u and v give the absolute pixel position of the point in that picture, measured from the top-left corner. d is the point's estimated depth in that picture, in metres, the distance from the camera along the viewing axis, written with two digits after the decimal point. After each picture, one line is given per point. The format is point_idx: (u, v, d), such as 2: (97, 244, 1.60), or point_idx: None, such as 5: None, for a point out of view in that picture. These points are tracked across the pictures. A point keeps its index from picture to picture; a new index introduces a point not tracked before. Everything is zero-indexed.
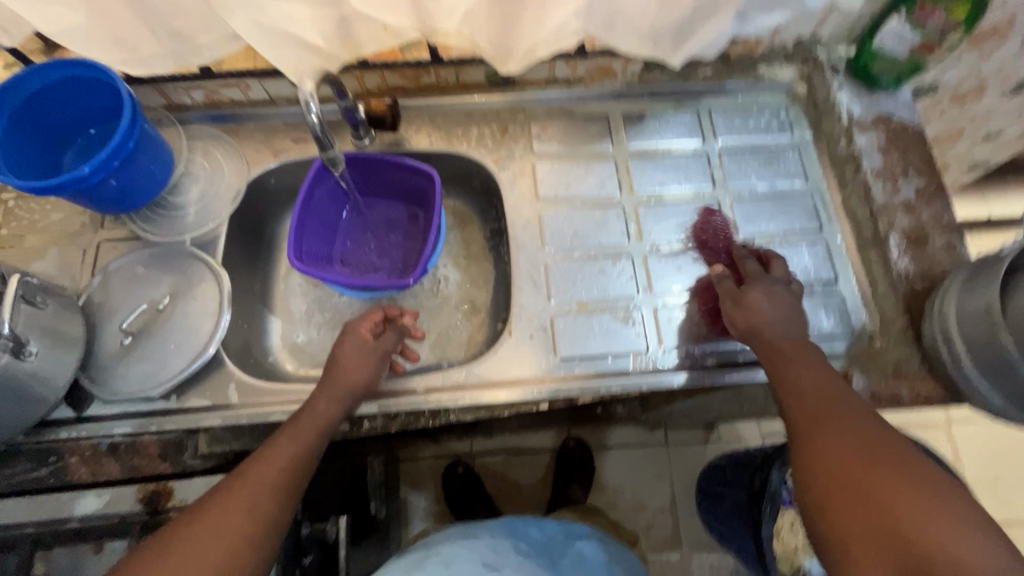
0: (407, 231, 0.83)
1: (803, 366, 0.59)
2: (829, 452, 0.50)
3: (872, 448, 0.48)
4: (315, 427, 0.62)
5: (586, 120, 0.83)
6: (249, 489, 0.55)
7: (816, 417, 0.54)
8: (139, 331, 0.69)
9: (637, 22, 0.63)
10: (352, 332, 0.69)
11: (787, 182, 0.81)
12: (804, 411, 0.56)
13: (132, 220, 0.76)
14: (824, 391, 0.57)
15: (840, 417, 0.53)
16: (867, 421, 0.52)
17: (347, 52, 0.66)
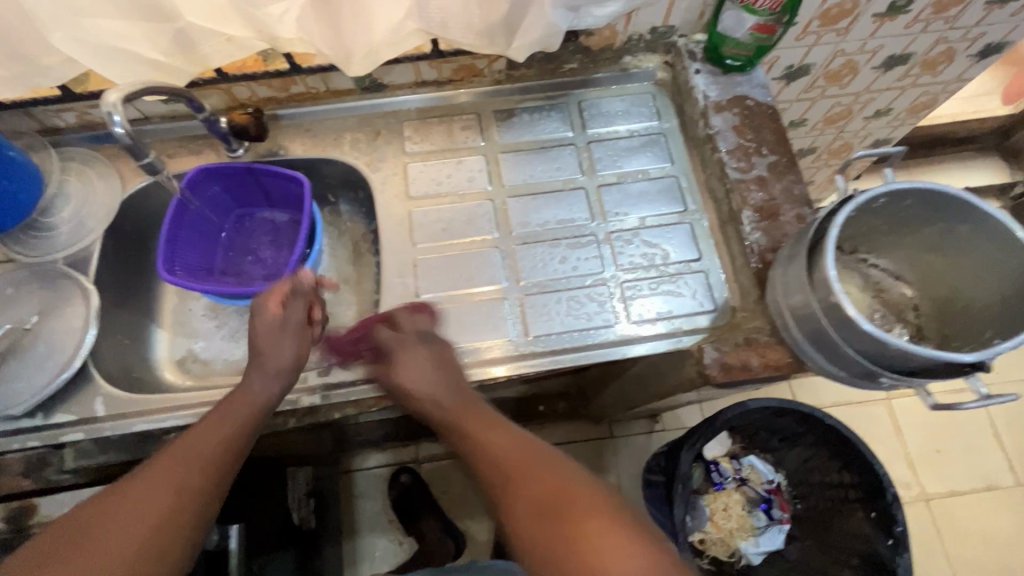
0: (286, 236, 0.85)
1: (499, 428, 0.59)
2: (525, 505, 0.51)
3: (558, 502, 0.51)
4: (250, 406, 0.61)
5: (459, 119, 0.85)
6: (170, 473, 0.54)
7: (507, 471, 0.54)
8: (6, 351, 0.70)
9: (467, 19, 0.65)
10: (259, 308, 0.66)
11: (653, 167, 0.83)
12: (505, 459, 0.56)
13: (6, 243, 0.77)
14: (520, 449, 0.56)
15: (521, 477, 0.53)
16: (536, 484, 0.52)
17: (192, 65, 0.68)
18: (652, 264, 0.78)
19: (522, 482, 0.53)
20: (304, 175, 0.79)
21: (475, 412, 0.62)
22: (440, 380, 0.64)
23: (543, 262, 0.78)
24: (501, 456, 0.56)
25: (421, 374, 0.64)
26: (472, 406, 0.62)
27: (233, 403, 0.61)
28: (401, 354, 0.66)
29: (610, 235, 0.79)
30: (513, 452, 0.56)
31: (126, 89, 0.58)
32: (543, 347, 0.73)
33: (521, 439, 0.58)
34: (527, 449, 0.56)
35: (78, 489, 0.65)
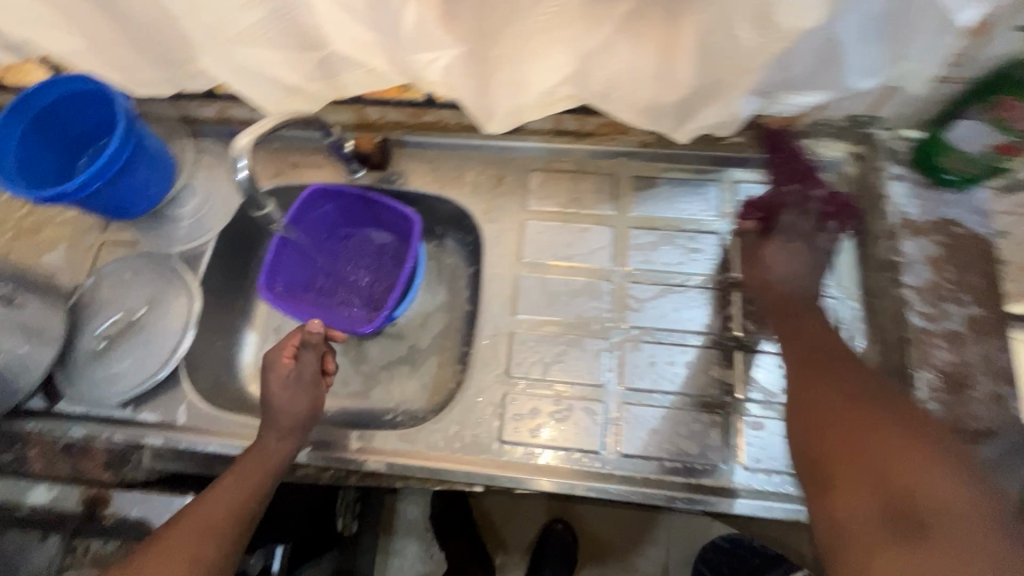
0: (386, 267, 0.81)
1: (806, 323, 0.62)
2: (875, 390, 0.53)
3: (876, 394, 0.53)
4: (264, 468, 0.59)
5: (592, 179, 0.76)
6: (178, 540, 0.53)
7: (806, 354, 0.59)
8: (113, 338, 0.73)
9: (635, 92, 0.55)
10: (273, 366, 0.64)
11: (810, 280, 0.69)
12: (812, 350, 0.59)
13: (134, 226, 0.80)
14: (833, 348, 0.59)
15: (850, 375, 0.56)
16: (856, 377, 0.56)
17: (329, 92, 0.64)
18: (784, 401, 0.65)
19: (846, 380, 0.55)
20: (417, 214, 0.74)
21: (799, 311, 0.63)
22: (799, 277, 0.64)
23: (652, 367, 0.67)
24: (834, 347, 0.59)
25: (783, 260, 0.65)
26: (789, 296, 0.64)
27: (248, 456, 0.60)
28: (761, 252, 0.66)
29: (741, 354, 0.67)
30: (827, 345, 0.59)
31: (257, 130, 0.55)
32: (634, 471, 0.63)
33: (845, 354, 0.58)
34: (841, 346, 0.59)
35: (147, 492, 0.66)
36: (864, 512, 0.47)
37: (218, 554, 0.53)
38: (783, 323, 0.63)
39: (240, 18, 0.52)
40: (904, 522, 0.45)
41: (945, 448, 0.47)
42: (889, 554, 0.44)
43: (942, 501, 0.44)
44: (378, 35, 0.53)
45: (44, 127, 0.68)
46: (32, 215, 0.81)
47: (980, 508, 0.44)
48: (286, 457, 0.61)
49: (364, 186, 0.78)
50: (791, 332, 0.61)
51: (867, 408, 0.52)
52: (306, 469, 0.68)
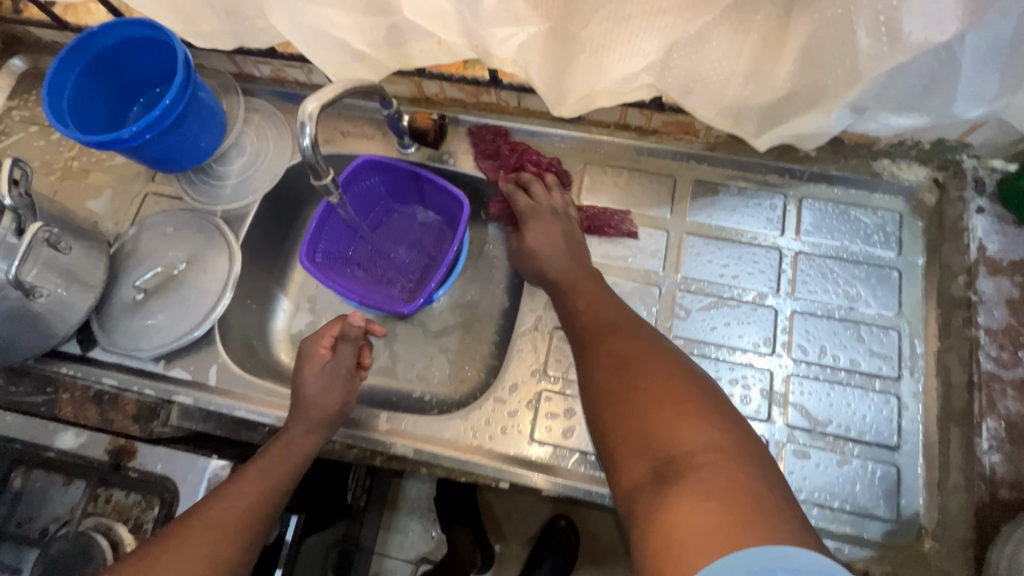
0: (427, 248, 0.79)
1: (599, 294, 0.62)
2: (631, 346, 0.53)
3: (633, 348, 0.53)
4: (282, 467, 0.60)
5: (650, 179, 0.73)
6: (206, 532, 0.54)
7: (593, 322, 0.58)
8: (151, 291, 0.72)
9: (720, 89, 0.51)
10: (309, 355, 0.65)
11: (871, 309, 0.66)
12: (598, 320, 0.58)
13: (180, 180, 0.79)
14: (610, 312, 0.59)
15: (635, 332, 0.55)
16: (638, 340, 0.54)
17: (395, 62, 0.62)
18: (832, 433, 0.62)
19: (625, 334, 0.55)
20: (467, 198, 0.72)
21: (588, 285, 0.63)
22: (564, 256, 0.66)
23: None
24: (596, 316, 0.59)
25: (548, 244, 0.67)
26: (586, 281, 0.64)
27: (273, 450, 0.61)
28: (524, 240, 0.68)
29: (789, 378, 0.64)
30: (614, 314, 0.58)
31: (326, 97, 0.54)
32: None
33: (631, 314, 0.59)
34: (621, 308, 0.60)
35: (173, 448, 0.66)
36: (638, 476, 0.44)
37: (230, 552, 0.54)
38: (569, 297, 0.63)
39: None
40: (666, 473, 0.43)
41: (710, 406, 0.46)
42: (648, 499, 0.42)
43: (693, 447, 0.43)
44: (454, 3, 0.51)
45: (102, 70, 0.68)
46: (80, 158, 0.81)
47: (729, 452, 0.43)
48: (311, 449, 0.63)
49: (414, 162, 0.76)
50: (579, 308, 0.61)
51: (649, 362, 0.51)
52: (330, 445, 0.68)
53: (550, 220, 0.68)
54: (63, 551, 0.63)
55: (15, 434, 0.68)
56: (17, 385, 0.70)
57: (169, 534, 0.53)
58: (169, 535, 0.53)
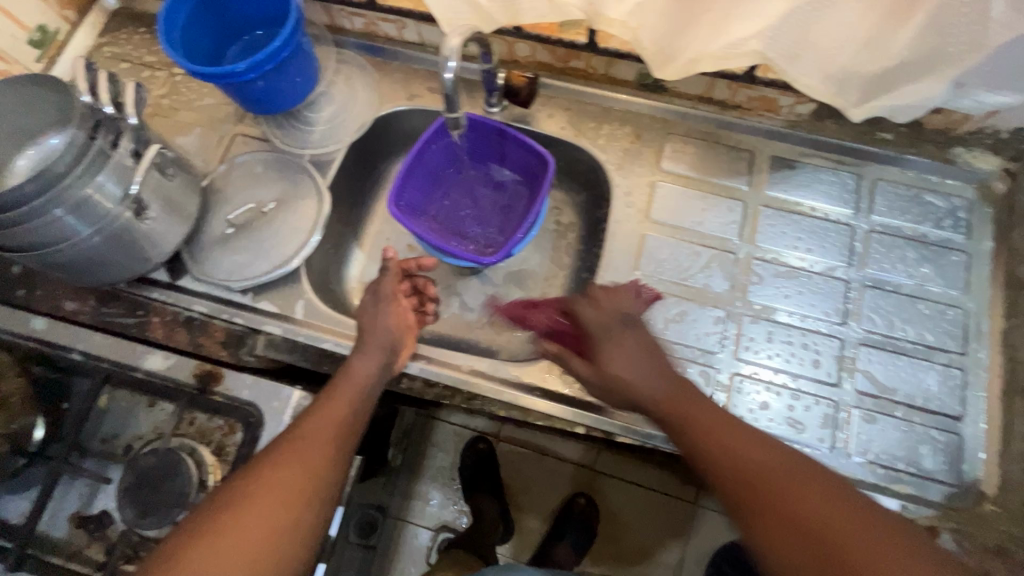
0: (503, 207, 0.82)
1: (703, 405, 0.54)
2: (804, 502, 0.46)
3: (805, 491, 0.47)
4: (360, 386, 0.62)
5: (728, 152, 0.75)
6: (292, 453, 0.54)
7: (722, 470, 0.50)
8: (241, 226, 0.75)
9: (829, 56, 0.54)
10: (365, 298, 0.69)
11: (940, 288, 0.68)
12: (742, 472, 0.49)
13: (268, 122, 0.81)
14: (755, 447, 0.50)
15: (799, 482, 0.48)
16: (803, 478, 0.48)
17: (505, 16, 0.64)
18: (898, 399, 0.65)
19: (786, 488, 0.47)
20: (552, 157, 0.74)
21: (698, 411, 0.54)
22: (649, 372, 0.57)
23: (768, 342, 0.67)
24: (735, 461, 0.50)
25: (632, 369, 0.57)
26: (695, 397, 0.55)
27: (341, 382, 0.61)
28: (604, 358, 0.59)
29: (859, 347, 0.67)
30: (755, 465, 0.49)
31: (463, 34, 0.57)
32: None
33: (769, 445, 0.51)
34: (759, 439, 0.51)
35: (259, 376, 0.69)
36: None
37: (326, 463, 0.55)
38: (688, 423, 0.53)
39: None
40: None
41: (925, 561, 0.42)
42: None
43: None
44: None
45: (215, 7, 0.71)
46: (170, 96, 0.84)
47: None
48: (373, 375, 0.63)
49: (500, 121, 0.78)
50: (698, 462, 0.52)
51: (836, 513, 0.45)
52: (408, 381, 0.70)
53: (625, 337, 0.59)
54: (151, 466, 0.65)
55: (103, 354, 0.71)
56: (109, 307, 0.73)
57: (255, 465, 0.53)
58: (257, 463, 0.54)
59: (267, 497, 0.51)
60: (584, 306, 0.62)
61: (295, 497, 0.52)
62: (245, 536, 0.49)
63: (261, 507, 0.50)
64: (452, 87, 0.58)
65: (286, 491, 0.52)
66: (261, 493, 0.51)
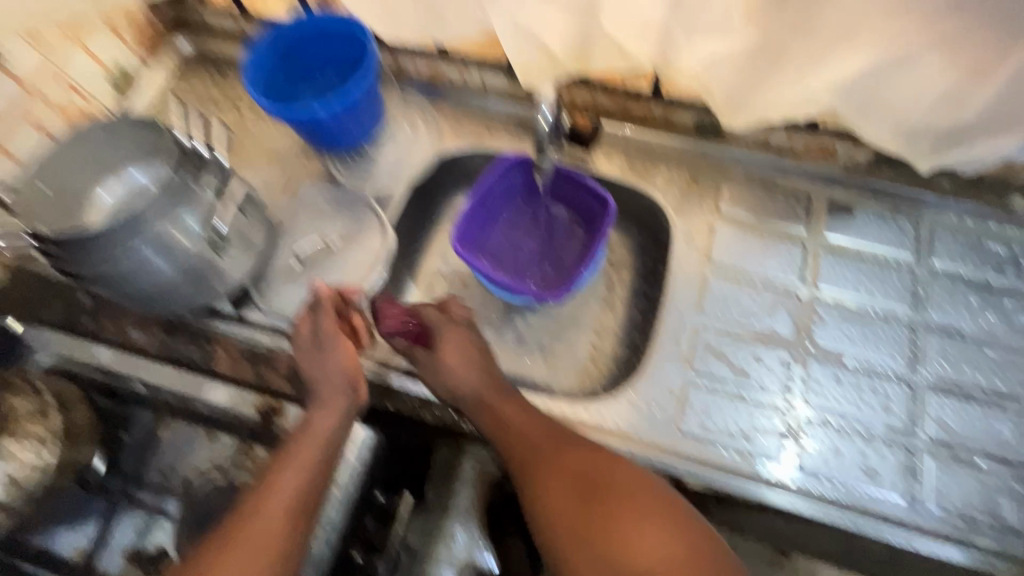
0: (560, 246, 0.83)
1: (520, 411, 0.64)
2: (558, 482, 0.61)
3: (601, 481, 0.60)
4: (319, 445, 0.60)
5: (785, 196, 0.77)
6: (251, 535, 0.55)
7: (549, 462, 0.61)
8: (307, 260, 0.76)
9: (901, 110, 0.56)
10: (293, 342, 0.66)
11: (1006, 335, 0.68)
12: (522, 440, 0.63)
13: (332, 160, 0.84)
14: (574, 469, 0.61)
15: (596, 485, 0.60)
16: (586, 449, 0.62)
17: (576, 66, 0.66)
18: (972, 448, 0.64)
19: (575, 488, 0.60)
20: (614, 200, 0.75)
21: (495, 401, 0.65)
22: (473, 370, 0.66)
23: (835, 386, 0.67)
24: (582, 463, 0.61)
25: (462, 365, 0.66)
26: (549, 430, 0.63)
27: (300, 443, 0.60)
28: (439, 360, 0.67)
29: (929, 393, 0.66)
30: (567, 478, 0.61)
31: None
32: (813, 487, 0.62)
33: (531, 414, 0.64)
34: (547, 431, 0.63)
35: None
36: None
37: (289, 537, 0.56)
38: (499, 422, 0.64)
39: None
40: None
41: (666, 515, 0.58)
42: None
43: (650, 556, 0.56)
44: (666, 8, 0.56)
45: (292, 51, 0.74)
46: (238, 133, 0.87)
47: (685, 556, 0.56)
48: (342, 435, 0.62)
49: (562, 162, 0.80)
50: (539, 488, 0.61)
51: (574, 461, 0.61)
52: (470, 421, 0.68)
53: (511, 400, 0.65)
54: (212, 501, 0.66)
55: (165, 386, 0.71)
56: (175, 338, 0.73)
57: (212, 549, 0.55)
58: (220, 547, 0.55)
59: None
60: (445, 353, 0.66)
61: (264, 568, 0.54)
62: None
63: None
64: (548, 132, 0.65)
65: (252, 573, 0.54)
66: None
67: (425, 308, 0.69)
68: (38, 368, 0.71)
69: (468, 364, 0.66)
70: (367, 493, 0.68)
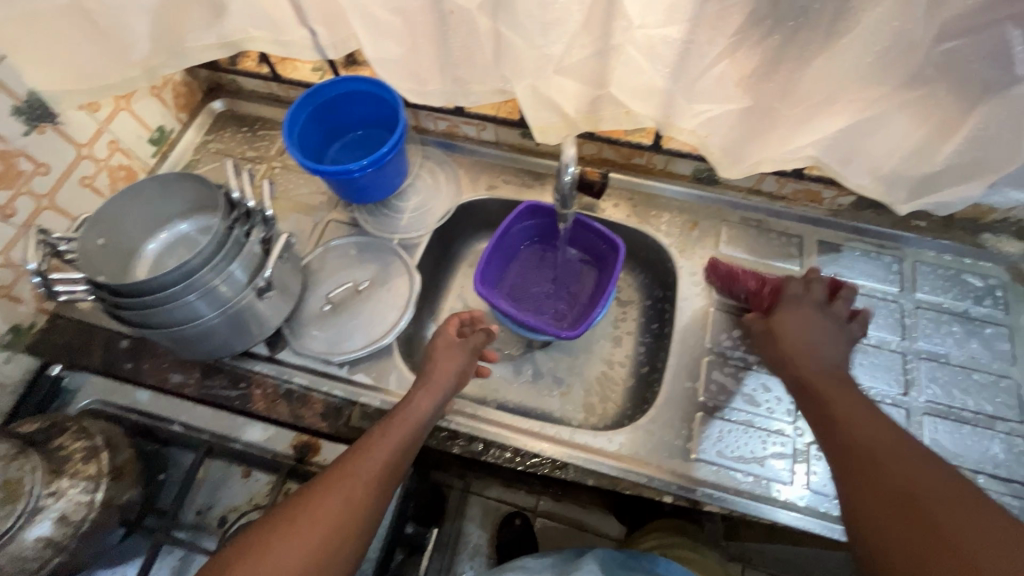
0: (572, 284, 0.89)
1: (869, 419, 0.58)
2: (885, 487, 0.52)
3: (945, 495, 0.49)
4: (410, 424, 0.64)
5: (779, 237, 0.84)
6: (346, 482, 0.57)
7: (871, 469, 0.53)
8: (337, 303, 0.81)
9: (879, 161, 0.63)
10: (441, 333, 0.74)
11: (987, 360, 0.74)
12: (858, 442, 0.56)
13: (358, 210, 0.90)
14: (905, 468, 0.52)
15: (951, 504, 0.48)
16: (904, 447, 0.54)
17: (588, 125, 0.74)
18: (968, 466, 0.68)
19: (899, 483, 0.51)
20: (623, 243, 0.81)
21: (828, 395, 0.61)
22: (819, 352, 0.66)
23: None
24: (905, 479, 0.51)
25: (826, 341, 0.67)
26: (838, 383, 0.63)
27: (401, 417, 0.65)
28: (771, 324, 0.71)
29: (924, 417, 0.71)
30: (907, 488, 0.51)
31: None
32: (824, 508, 0.66)
33: (877, 421, 0.57)
34: (912, 454, 0.53)
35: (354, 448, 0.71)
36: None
37: (365, 503, 0.57)
38: (825, 408, 0.60)
39: (571, 54, 0.62)
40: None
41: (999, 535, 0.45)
42: None
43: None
44: (670, 79, 0.62)
45: (326, 114, 0.81)
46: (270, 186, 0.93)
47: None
48: (433, 415, 0.66)
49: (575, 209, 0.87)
50: (851, 460, 0.55)
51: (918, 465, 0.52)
52: (495, 453, 0.71)
53: (801, 313, 0.69)
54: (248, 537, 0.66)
55: (203, 426, 0.74)
56: (213, 379, 0.76)
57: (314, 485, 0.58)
58: (318, 483, 0.58)
59: (313, 530, 0.54)
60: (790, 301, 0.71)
61: (355, 516, 0.56)
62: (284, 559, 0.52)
63: (309, 526, 0.54)
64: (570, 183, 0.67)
65: (325, 530, 0.54)
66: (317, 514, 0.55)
67: (815, 279, 0.72)
68: (78, 409, 0.75)
69: (795, 335, 0.68)
70: (397, 527, 0.71)
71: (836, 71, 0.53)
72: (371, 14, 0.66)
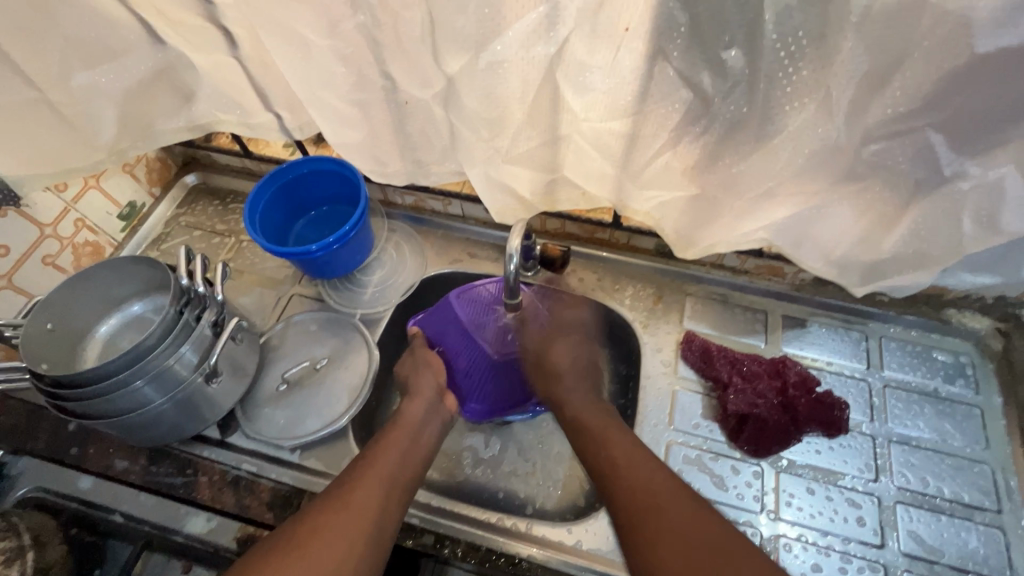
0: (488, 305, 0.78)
1: (619, 436, 0.63)
2: (645, 483, 0.56)
3: (670, 492, 0.55)
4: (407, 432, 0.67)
5: (743, 311, 0.83)
6: (374, 470, 0.60)
7: (628, 476, 0.58)
8: (294, 382, 0.80)
9: (830, 246, 0.62)
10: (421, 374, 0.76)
11: (962, 443, 0.72)
12: (614, 458, 0.60)
13: (323, 284, 0.90)
14: (676, 494, 0.55)
15: (694, 511, 0.53)
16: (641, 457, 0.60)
17: (544, 206, 0.74)
18: (945, 560, 0.65)
19: (650, 487, 0.56)
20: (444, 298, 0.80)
21: (591, 423, 0.66)
22: (580, 370, 0.75)
23: (808, 498, 0.69)
24: (650, 484, 0.56)
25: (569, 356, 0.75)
26: (605, 427, 0.65)
27: (391, 429, 0.67)
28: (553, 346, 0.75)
29: (896, 504, 0.68)
30: (659, 483, 0.56)
31: (520, 234, 0.67)
32: None
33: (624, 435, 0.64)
34: (655, 466, 0.59)
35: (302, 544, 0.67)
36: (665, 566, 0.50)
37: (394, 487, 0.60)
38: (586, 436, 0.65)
39: (520, 146, 0.63)
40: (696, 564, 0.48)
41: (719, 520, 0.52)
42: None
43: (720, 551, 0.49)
44: (616, 169, 0.63)
45: (291, 191, 0.83)
46: (236, 260, 0.93)
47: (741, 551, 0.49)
48: (412, 429, 0.68)
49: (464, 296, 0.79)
50: (627, 482, 0.57)
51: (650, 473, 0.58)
52: (450, 547, 0.68)
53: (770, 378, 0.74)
54: None
55: (143, 517, 0.70)
56: (158, 466, 0.73)
57: (308, 512, 0.55)
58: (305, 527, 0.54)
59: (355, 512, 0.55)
60: (774, 378, 0.74)
61: (388, 495, 0.59)
62: (335, 543, 0.53)
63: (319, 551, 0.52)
64: (513, 274, 0.67)
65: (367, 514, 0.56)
66: (317, 540, 0.53)
67: (788, 358, 0.76)
68: (15, 499, 0.72)
69: (572, 369, 0.74)
70: None
71: (772, 168, 0.54)
72: (331, 106, 0.68)
